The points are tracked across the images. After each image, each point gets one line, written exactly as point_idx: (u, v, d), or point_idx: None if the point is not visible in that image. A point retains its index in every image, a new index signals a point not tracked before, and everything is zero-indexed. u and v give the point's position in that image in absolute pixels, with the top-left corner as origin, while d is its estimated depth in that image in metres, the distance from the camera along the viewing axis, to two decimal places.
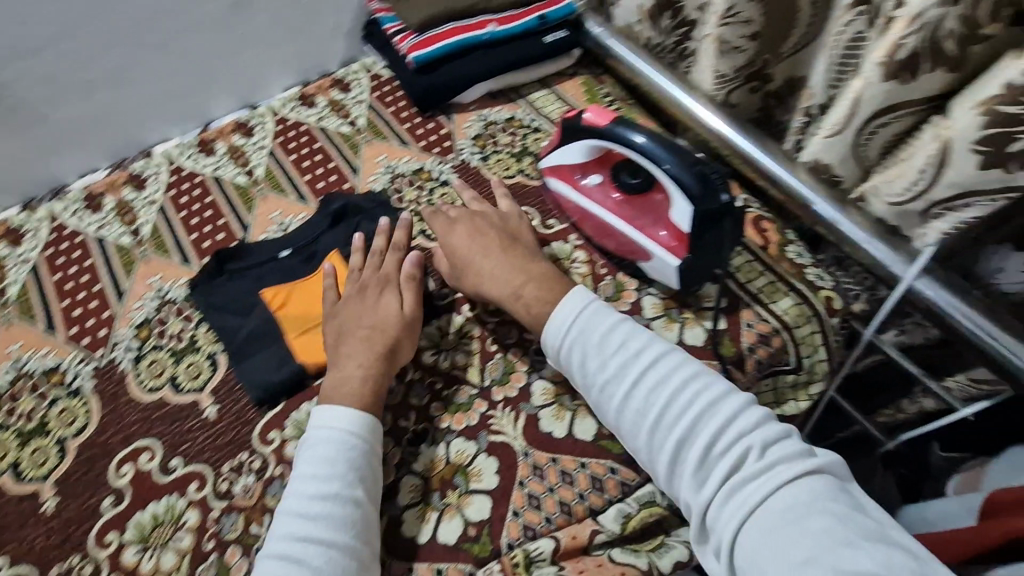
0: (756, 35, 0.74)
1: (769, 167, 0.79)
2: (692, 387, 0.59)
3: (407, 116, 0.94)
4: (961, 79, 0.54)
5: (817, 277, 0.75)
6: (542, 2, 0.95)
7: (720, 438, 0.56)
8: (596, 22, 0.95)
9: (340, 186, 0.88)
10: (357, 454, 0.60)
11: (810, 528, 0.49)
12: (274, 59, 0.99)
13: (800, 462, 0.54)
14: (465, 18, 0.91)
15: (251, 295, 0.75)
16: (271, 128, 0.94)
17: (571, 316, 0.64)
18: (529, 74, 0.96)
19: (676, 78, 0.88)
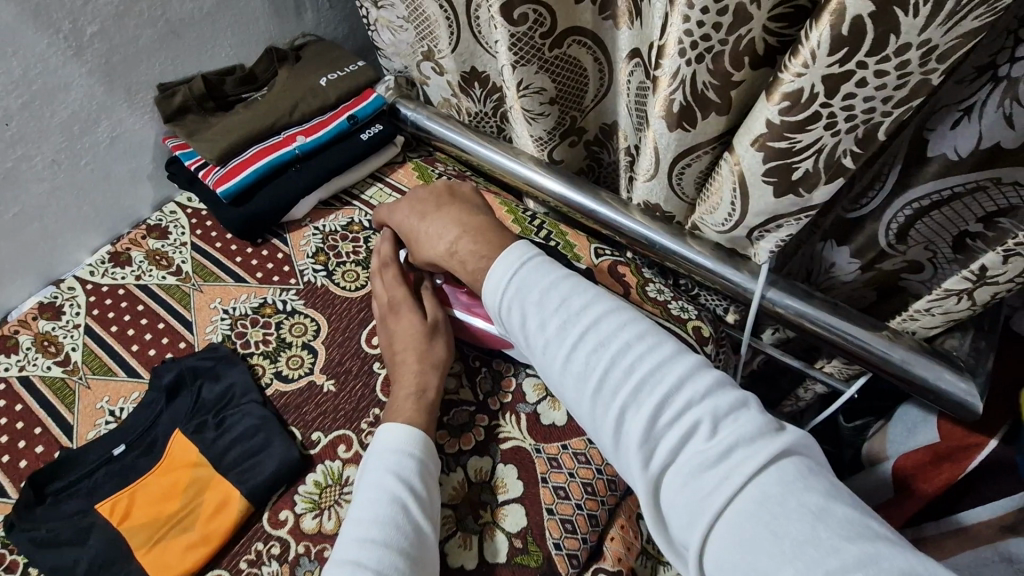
0: (554, 99, 0.75)
1: (608, 215, 0.79)
2: (638, 348, 0.54)
3: (237, 249, 0.87)
4: (733, 118, 0.57)
5: (681, 310, 0.76)
6: (349, 100, 0.92)
7: (672, 406, 0.51)
8: (409, 107, 0.93)
9: (176, 347, 0.79)
10: (416, 468, 0.59)
11: (775, 517, 0.45)
12: (70, 224, 0.88)
13: (757, 439, 0.49)
14: (271, 136, 0.87)
15: (85, 516, 0.63)
16: (83, 302, 0.84)
17: (507, 274, 0.60)
18: (356, 174, 0.92)
19: (500, 146, 0.88)
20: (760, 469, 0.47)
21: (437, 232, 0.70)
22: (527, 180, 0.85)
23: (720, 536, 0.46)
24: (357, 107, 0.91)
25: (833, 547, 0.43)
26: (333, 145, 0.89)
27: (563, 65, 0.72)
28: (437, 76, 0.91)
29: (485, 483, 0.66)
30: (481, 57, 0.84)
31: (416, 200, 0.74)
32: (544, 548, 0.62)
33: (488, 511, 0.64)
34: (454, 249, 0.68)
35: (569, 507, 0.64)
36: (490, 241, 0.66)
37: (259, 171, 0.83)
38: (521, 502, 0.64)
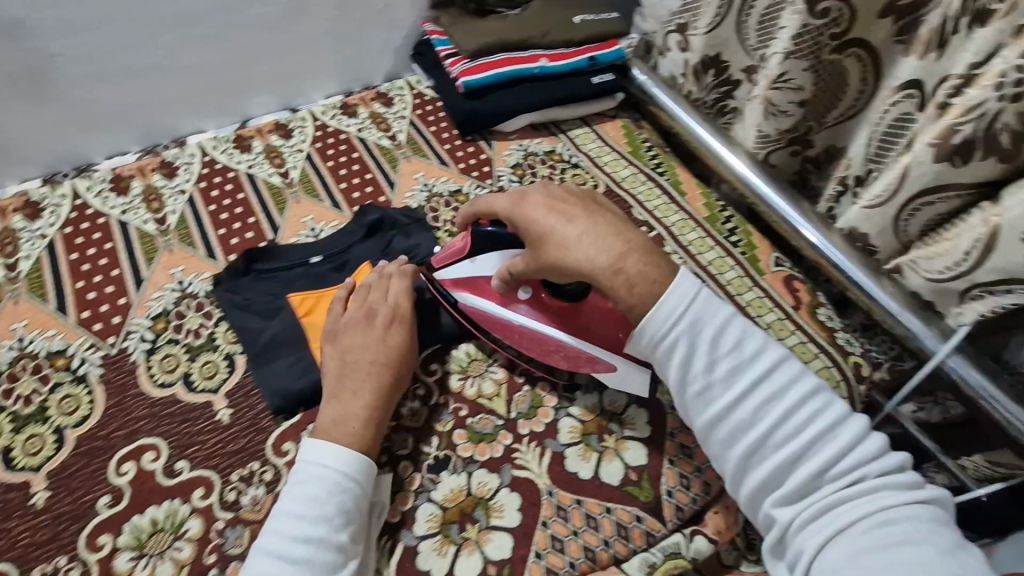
0: (804, 103, 0.78)
1: (803, 229, 0.81)
2: (803, 405, 0.53)
3: (448, 137, 0.95)
4: (1010, 170, 0.59)
5: (847, 342, 0.77)
6: (593, 44, 0.97)
7: (810, 436, 0.52)
8: (642, 70, 0.98)
9: (376, 198, 0.87)
10: (351, 494, 0.55)
11: (901, 544, 0.46)
12: (322, 66, 0.99)
13: (911, 498, 0.49)
14: (519, 49, 0.93)
15: (278, 299, 0.72)
16: (311, 132, 0.94)
17: (682, 302, 0.55)
18: (572, 111, 0.97)
19: (716, 131, 0.91)
20: (892, 502, 0.49)
21: (588, 236, 0.60)
22: (739, 174, 0.87)
23: (841, 559, 0.47)
24: (600, 52, 0.96)
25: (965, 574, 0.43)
26: (567, 77, 0.94)
27: (831, 73, 0.74)
28: (677, 50, 0.93)
29: (616, 414, 0.68)
30: (732, 46, 0.86)
31: (548, 194, 0.64)
32: (657, 489, 0.63)
33: (612, 438, 0.66)
34: (620, 262, 0.58)
35: (690, 466, 0.65)
36: (659, 265, 0.58)
37: (502, 75, 0.90)
38: (644, 443, 0.66)
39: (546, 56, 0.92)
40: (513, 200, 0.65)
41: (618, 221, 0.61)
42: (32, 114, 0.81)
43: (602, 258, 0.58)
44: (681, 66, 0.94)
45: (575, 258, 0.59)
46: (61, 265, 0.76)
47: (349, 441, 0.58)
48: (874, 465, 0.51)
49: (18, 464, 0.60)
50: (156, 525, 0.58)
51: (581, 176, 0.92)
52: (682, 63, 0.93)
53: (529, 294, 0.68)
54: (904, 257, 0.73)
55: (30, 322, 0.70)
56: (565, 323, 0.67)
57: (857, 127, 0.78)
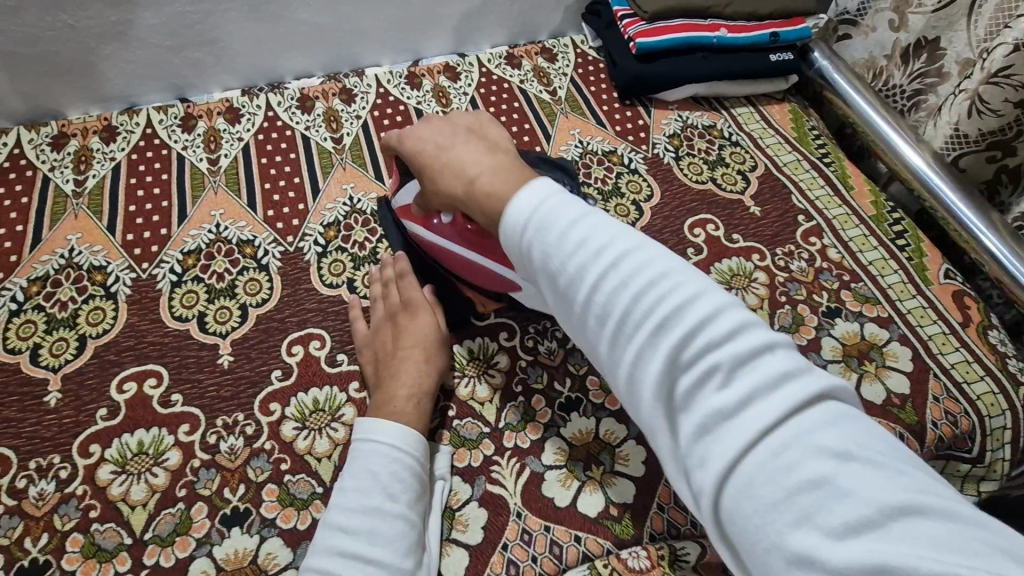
0: (1021, 103, 0.71)
1: (986, 241, 0.74)
2: (605, 280, 0.42)
3: (607, 99, 0.95)
4: None
5: (1019, 371, 0.70)
6: (779, 19, 0.93)
7: (694, 340, 0.38)
8: (825, 54, 0.92)
9: (533, 147, 0.89)
10: (407, 469, 0.54)
11: (807, 481, 0.33)
12: (495, 15, 1.02)
13: (752, 371, 0.36)
14: (699, 17, 0.91)
15: None
16: (476, 78, 0.97)
17: (525, 208, 0.47)
18: (740, 89, 0.95)
19: (902, 125, 0.84)
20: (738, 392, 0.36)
21: (464, 159, 0.56)
22: (922, 176, 0.80)
23: (736, 487, 0.34)
24: (784, 28, 0.92)
25: (920, 511, 0.30)
26: (745, 51, 0.91)
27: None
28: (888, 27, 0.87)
29: None
30: (954, 33, 0.79)
31: (446, 122, 0.60)
32: None
33: None
34: (471, 182, 0.53)
35: None
36: (508, 178, 0.52)
37: (679, 41, 0.89)
38: None
39: (728, 26, 0.89)
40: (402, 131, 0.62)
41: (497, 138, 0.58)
42: (245, 27, 0.90)
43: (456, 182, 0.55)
44: (887, 47, 0.88)
45: (441, 184, 0.57)
46: (252, 167, 0.84)
47: (397, 417, 0.57)
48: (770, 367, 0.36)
49: (209, 329, 0.69)
50: (318, 404, 0.64)
51: (739, 155, 0.89)
52: (891, 43, 0.87)
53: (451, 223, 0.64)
54: None
55: (225, 212, 0.79)
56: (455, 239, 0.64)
57: None
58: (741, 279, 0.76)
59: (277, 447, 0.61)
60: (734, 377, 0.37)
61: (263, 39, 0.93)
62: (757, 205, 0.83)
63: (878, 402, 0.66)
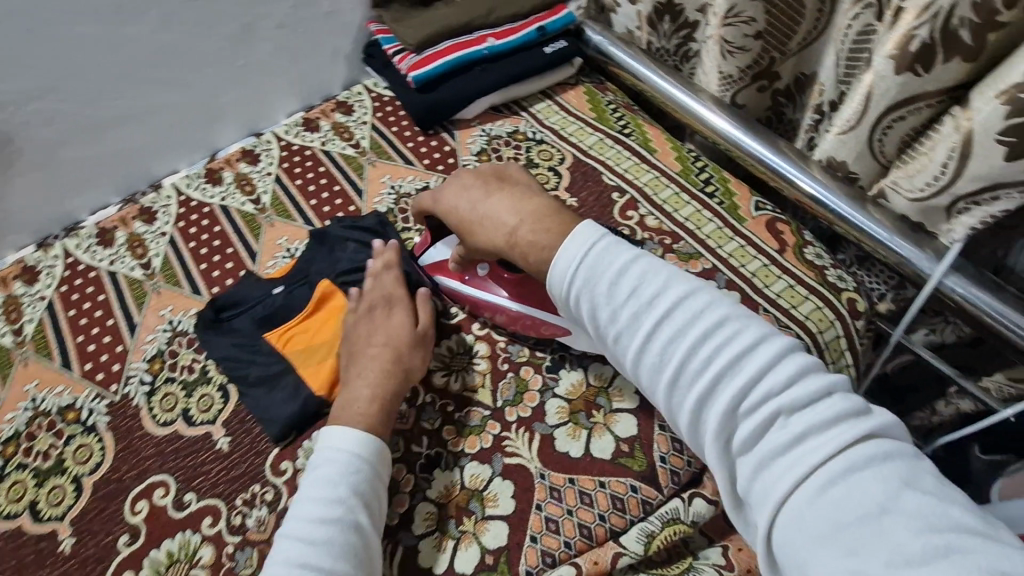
0: (760, 34, 0.73)
1: (775, 164, 0.76)
2: (665, 334, 0.49)
3: (410, 135, 0.94)
4: (978, 70, 0.52)
5: (839, 279, 0.74)
6: (542, 12, 0.95)
7: (755, 388, 0.46)
8: (595, 30, 0.95)
9: (346, 209, 0.88)
10: (363, 479, 0.56)
11: (867, 524, 0.40)
12: (280, 87, 1.00)
13: (799, 403, 0.45)
14: (464, 34, 0.92)
15: (256, 335, 0.73)
16: (276, 155, 0.95)
17: (574, 257, 0.54)
18: (532, 86, 0.96)
19: (678, 82, 0.86)
20: (809, 432, 0.44)
21: (494, 216, 0.63)
22: (703, 119, 0.82)
23: (803, 525, 0.41)
24: (548, 20, 0.94)
25: (973, 553, 0.37)
26: (519, 51, 0.93)
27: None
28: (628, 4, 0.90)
29: (603, 387, 0.67)
30: None
31: (462, 182, 0.67)
32: (648, 457, 0.63)
33: (600, 413, 0.66)
34: (514, 235, 0.60)
35: None
36: (551, 229, 0.58)
37: (451, 63, 0.90)
38: (634, 413, 0.65)
39: (491, 35, 0.91)
40: (432, 194, 0.69)
41: (520, 188, 0.63)
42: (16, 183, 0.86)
43: (499, 238, 0.62)
44: (635, 20, 0.92)
45: (480, 235, 0.64)
46: (61, 323, 0.80)
47: (358, 422, 0.60)
48: (833, 414, 0.44)
49: (43, 517, 0.65)
50: (173, 556, 0.62)
51: (547, 152, 0.90)
52: (636, 16, 0.91)
53: (488, 270, 0.69)
54: (887, 179, 0.66)
55: (40, 381, 0.75)
56: (526, 299, 0.67)
57: (822, 50, 0.74)
58: None
59: None
60: (801, 420, 0.44)
61: (42, 188, 0.88)
62: (572, 196, 0.84)
63: None
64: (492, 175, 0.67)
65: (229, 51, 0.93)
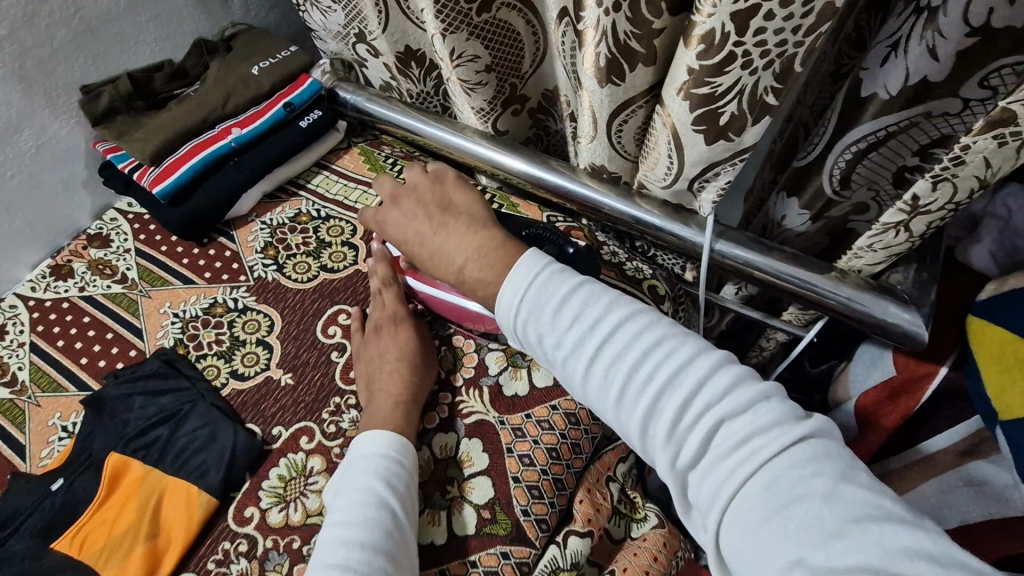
0: (490, 68, 0.74)
1: (548, 180, 0.77)
2: (609, 355, 0.53)
3: (183, 250, 0.85)
4: (661, 69, 0.57)
5: (638, 270, 0.79)
6: (286, 86, 0.91)
7: (695, 401, 0.50)
8: (346, 90, 0.91)
9: (127, 356, 0.76)
10: (397, 472, 0.57)
11: (798, 517, 0.44)
12: (10, 240, 0.84)
13: (734, 409, 0.49)
14: (204, 131, 0.85)
15: (40, 552, 0.61)
16: (26, 318, 0.80)
17: (521, 286, 0.56)
18: (302, 162, 0.91)
19: (439, 122, 0.85)
20: (746, 434, 0.48)
21: (441, 250, 0.63)
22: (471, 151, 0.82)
23: (740, 521, 0.46)
24: (293, 94, 0.90)
25: (884, 533, 0.41)
26: (272, 133, 0.88)
27: (497, 30, 0.70)
28: (373, 58, 0.85)
29: (450, 458, 0.64)
30: (417, 35, 0.79)
31: (406, 208, 0.68)
32: (512, 516, 0.61)
33: (455, 486, 0.63)
34: (463, 272, 0.61)
35: (535, 474, 0.63)
36: (496, 265, 0.59)
37: (197, 166, 0.82)
38: (487, 474, 0.63)
39: (235, 125, 0.85)
40: (377, 220, 0.70)
41: (463, 224, 0.63)
42: None
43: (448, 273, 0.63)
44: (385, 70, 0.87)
45: (432, 267, 0.65)
46: None
47: (386, 425, 0.61)
48: (767, 418, 0.48)
49: None
50: None
51: (338, 227, 0.86)
52: (384, 67, 0.87)
53: None
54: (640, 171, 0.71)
55: None
56: None
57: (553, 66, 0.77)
58: None
59: None
60: (738, 425, 0.49)
61: None
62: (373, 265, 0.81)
63: (551, 382, 0.68)
64: (437, 203, 0.66)
65: None
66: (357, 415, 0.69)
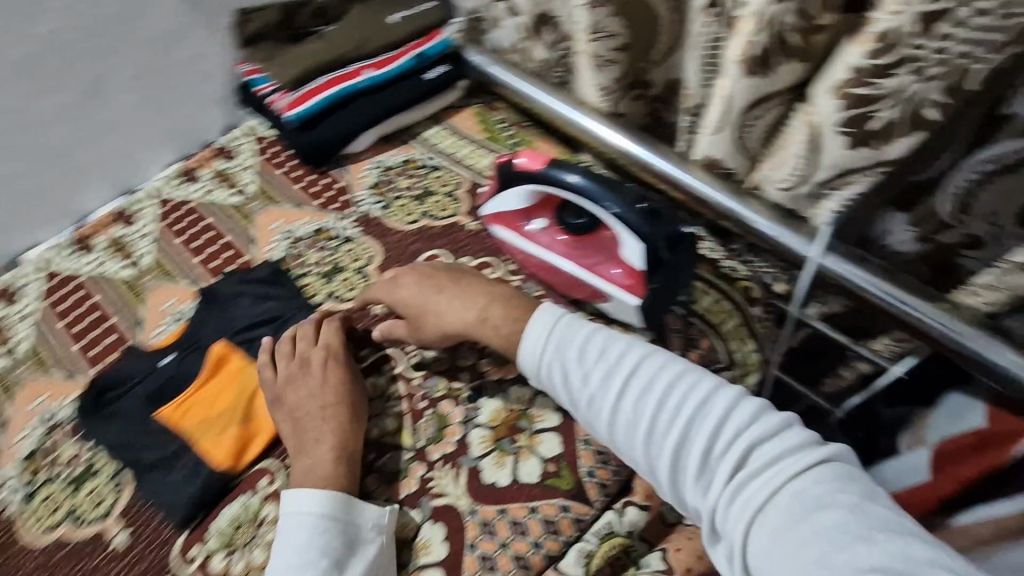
0: (626, 48, 0.75)
1: (664, 169, 0.79)
2: (631, 392, 0.54)
3: (299, 175, 0.90)
4: (811, 68, 0.62)
5: (735, 270, 0.78)
6: (419, 39, 0.95)
7: (721, 433, 0.51)
8: (474, 52, 0.95)
9: (237, 261, 0.82)
10: (334, 537, 0.55)
11: (829, 529, 0.44)
12: (150, 141, 0.93)
13: (754, 440, 0.50)
14: (340, 66, 0.91)
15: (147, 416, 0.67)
16: (155, 212, 0.87)
17: (545, 328, 0.59)
18: (423, 110, 0.94)
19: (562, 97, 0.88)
20: (773, 456, 0.49)
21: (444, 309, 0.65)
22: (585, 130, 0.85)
23: (773, 546, 0.45)
24: (425, 46, 0.94)
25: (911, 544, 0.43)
26: (398, 81, 0.92)
27: (637, 14, 0.72)
28: (507, 17, 0.91)
29: (524, 410, 0.67)
30: (562, 5, 0.82)
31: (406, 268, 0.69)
32: (575, 472, 0.63)
33: (524, 436, 0.66)
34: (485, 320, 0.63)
35: (604, 442, 0.65)
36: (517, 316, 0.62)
37: (329, 99, 0.88)
38: (557, 432, 0.66)
39: (368, 67, 0.90)
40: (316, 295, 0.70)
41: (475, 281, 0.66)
42: None
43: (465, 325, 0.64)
44: (518, 33, 0.92)
45: (445, 324, 0.65)
46: None
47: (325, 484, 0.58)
48: (790, 445, 0.50)
49: None
50: None
51: (445, 177, 0.89)
52: (518, 29, 0.91)
53: (543, 224, 0.75)
54: (758, 171, 0.75)
55: None
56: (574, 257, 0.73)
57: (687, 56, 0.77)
58: None
59: None
60: (760, 454, 0.50)
61: None
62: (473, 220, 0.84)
63: None
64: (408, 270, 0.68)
65: None
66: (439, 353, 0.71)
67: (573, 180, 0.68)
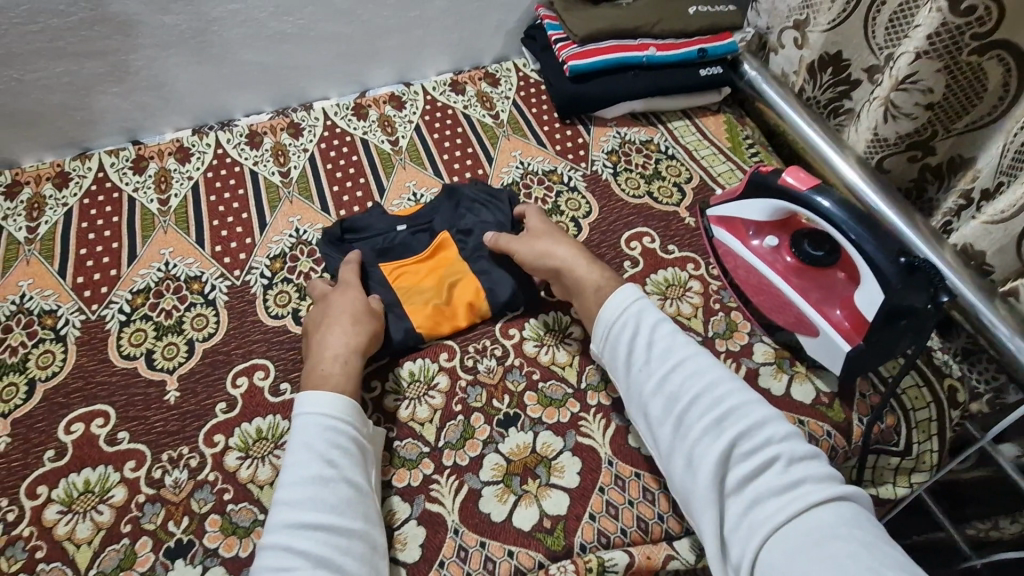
0: (931, 106, 0.73)
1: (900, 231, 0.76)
2: (684, 373, 0.58)
3: (448, 146, 0.95)
4: None
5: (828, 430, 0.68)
6: (707, 35, 0.97)
7: (755, 436, 0.53)
8: (752, 65, 0.96)
9: (364, 204, 0.88)
10: (343, 438, 0.58)
11: (845, 554, 0.44)
12: (345, 73, 1.02)
13: (789, 453, 0.52)
14: (628, 38, 0.95)
15: None
16: (319, 132, 0.96)
17: (614, 311, 0.63)
18: (674, 103, 0.98)
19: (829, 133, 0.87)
20: (797, 477, 0.50)
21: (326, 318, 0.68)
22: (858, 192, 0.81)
23: (778, 559, 0.46)
24: (711, 44, 0.96)
25: None
26: (675, 67, 0.95)
27: (968, 76, 0.68)
28: (794, 47, 0.91)
29: (547, 458, 0.65)
30: (857, 46, 0.82)
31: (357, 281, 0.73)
32: (569, 541, 0.60)
33: (535, 483, 0.64)
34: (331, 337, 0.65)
35: (612, 526, 0.61)
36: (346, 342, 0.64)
37: (611, 62, 0.93)
38: (568, 493, 0.63)
39: (655, 45, 0.93)
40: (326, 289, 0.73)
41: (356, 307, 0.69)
42: (67, 94, 0.88)
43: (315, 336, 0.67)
44: (795, 63, 0.92)
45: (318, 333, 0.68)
46: (71, 232, 0.84)
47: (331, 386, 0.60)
48: (820, 474, 0.51)
49: None
50: (88, 485, 0.64)
51: (576, 201, 0.88)
52: (797, 60, 0.92)
53: (775, 244, 0.72)
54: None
55: (35, 281, 0.79)
56: (808, 283, 0.69)
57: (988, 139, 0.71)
58: (555, 334, 0.74)
59: (35, 533, 0.61)
60: (791, 468, 0.51)
61: (87, 91, 0.89)
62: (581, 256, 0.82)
63: None
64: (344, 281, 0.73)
65: (313, 32, 0.95)
66: (493, 366, 0.71)
67: (825, 205, 0.63)
